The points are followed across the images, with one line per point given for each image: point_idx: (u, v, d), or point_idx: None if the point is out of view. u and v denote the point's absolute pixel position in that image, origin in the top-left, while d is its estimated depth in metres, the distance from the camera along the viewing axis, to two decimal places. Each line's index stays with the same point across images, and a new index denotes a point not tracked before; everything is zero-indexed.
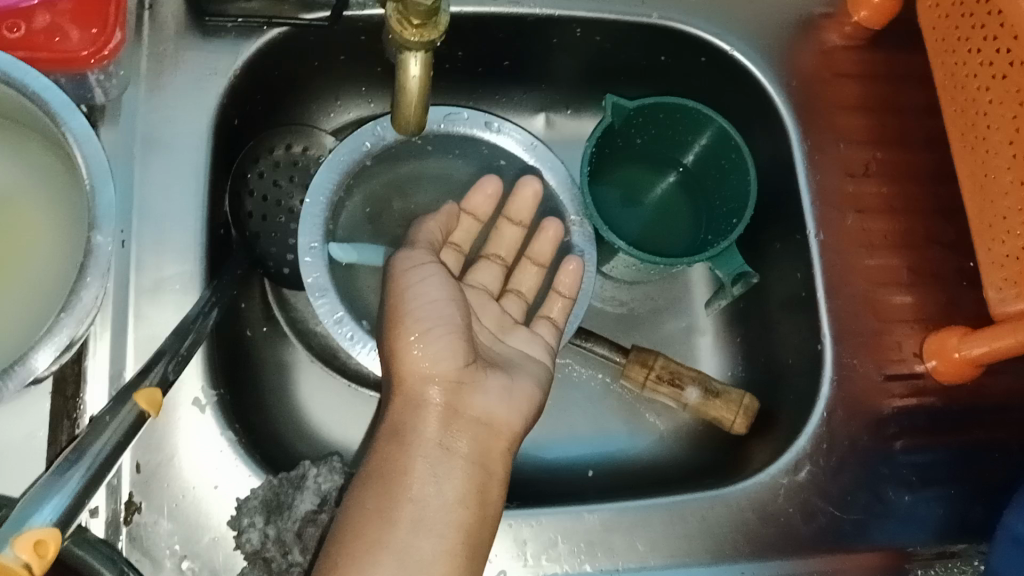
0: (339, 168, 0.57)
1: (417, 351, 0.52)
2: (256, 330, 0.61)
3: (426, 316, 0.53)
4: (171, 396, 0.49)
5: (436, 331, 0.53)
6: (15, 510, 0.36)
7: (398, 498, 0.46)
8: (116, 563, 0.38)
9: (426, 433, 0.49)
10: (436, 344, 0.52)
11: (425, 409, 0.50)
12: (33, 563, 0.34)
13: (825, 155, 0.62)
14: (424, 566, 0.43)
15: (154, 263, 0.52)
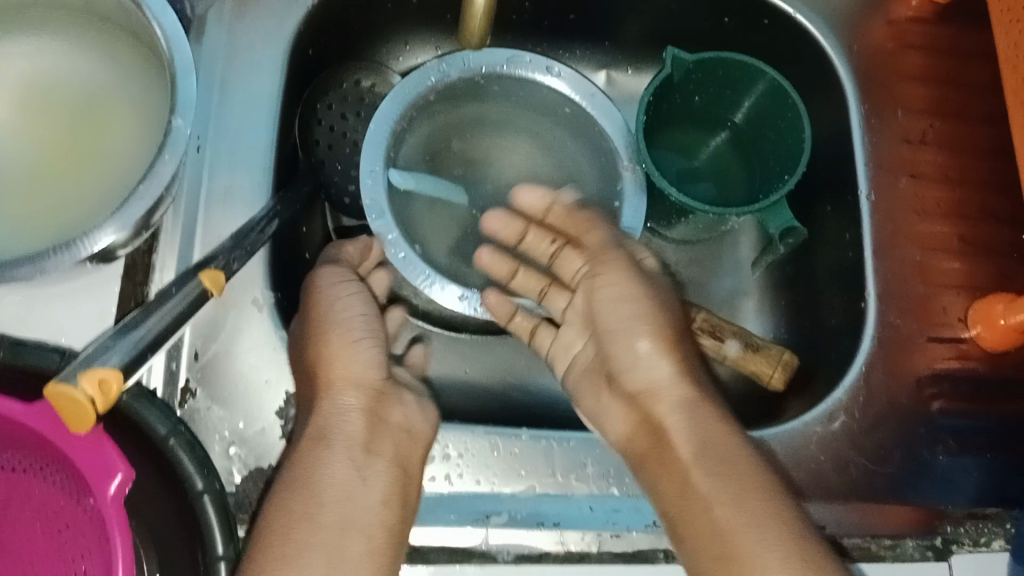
0: (404, 100, 0.60)
1: (329, 360, 0.51)
2: (316, 254, 0.65)
3: (348, 329, 0.52)
4: (232, 291, 0.53)
5: (357, 344, 0.52)
6: (85, 355, 0.39)
7: (320, 501, 0.46)
8: (171, 421, 0.41)
9: (348, 437, 0.50)
10: (348, 356, 0.52)
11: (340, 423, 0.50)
12: (97, 398, 0.36)
13: (882, 120, 0.63)
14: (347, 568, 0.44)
15: (225, 172, 0.55)
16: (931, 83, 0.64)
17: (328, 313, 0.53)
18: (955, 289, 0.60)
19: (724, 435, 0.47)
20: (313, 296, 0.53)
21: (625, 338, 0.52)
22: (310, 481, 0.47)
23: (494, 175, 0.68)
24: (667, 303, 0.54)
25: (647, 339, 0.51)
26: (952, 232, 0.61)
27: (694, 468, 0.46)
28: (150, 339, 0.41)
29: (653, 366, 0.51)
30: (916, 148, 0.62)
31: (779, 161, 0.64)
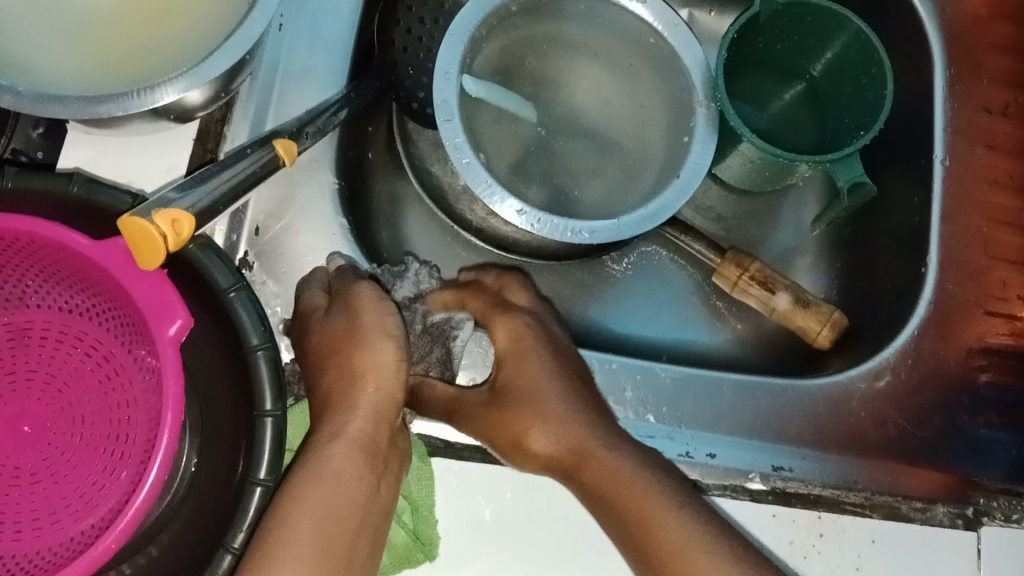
0: (485, 7, 0.59)
1: (357, 377, 0.46)
2: (376, 154, 0.65)
3: (398, 344, 0.47)
4: (298, 172, 0.52)
5: (401, 365, 0.46)
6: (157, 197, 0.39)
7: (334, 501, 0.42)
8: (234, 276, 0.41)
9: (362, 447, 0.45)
10: (387, 375, 0.46)
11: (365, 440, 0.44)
12: (169, 235, 0.37)
13: (966, 87, 0.61)
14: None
15: (302, 53, 0.55)
16: (1018, 57, 0.62)
17: (368, 334, 0.46)
18: (1018, 265, 0.59)
19: (613, 475, 0.45)
20: (350, 300, 0.47)
21: (500, 436, 0.48)
22: (319, 500, 0.41)
23: (561, 99, 0.68)
24: (526, 370, 0.49)
25: (523, 421, 0.47)
26: (1022, 207, 0.59)
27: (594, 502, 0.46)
28: (223, 192, 0.41)
29: (541, 441, 0.47)
30: (996, 119, 0.61)
31: (855, 120, 0.63)
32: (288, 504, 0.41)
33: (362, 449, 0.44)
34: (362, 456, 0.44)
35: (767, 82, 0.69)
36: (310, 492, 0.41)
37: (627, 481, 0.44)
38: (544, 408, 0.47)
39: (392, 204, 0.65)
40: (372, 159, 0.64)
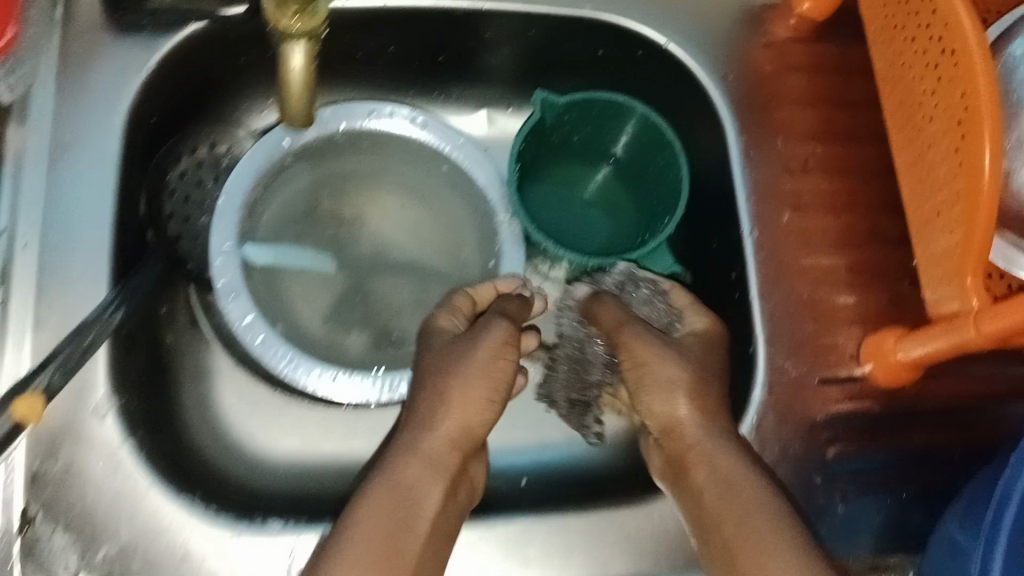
0: (259, 165, 0.56)
1: (440, 419, 0.50)
2: (178, 336, 0.61)
3: (489, 384, 0.52)
4: (70, 405, 0.50)
5: (489, 404, 0.51)
6: None
7: (388, 548, 0.44)
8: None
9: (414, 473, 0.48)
10: (477, 400, 0.51)
11: (422, 485, 0.48)
12: None
13: (762, 151, 0.60)
14: None
15: (59, 263, 0.51)
16: (815, 107, 0.61)
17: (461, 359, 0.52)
18: (850, 324, 0.58)
19: (720, 483, 0.48)
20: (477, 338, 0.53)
21: (653, 391, 0.54)
22: (390, 511, 0.46)
23: (368, 233, 0.64)
24: (649, 356, 0.55)
25: (659, 397, 0.54)
26: (841, 263, 0.58)
27: (705, 498, 0.48)
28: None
29: (677, 408, 0.53)
30: (799, 178, 0.60)
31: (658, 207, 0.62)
32: (358, 516, 0.45)
33: (408, 503, 0.46)
34: (413, 486, 0.47)
35: (574, 172, 0.68)
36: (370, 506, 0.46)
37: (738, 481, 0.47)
38: (663, 379, 0.53)
39: (208, 381, 0.61)
40: (174, 342, 0.60)
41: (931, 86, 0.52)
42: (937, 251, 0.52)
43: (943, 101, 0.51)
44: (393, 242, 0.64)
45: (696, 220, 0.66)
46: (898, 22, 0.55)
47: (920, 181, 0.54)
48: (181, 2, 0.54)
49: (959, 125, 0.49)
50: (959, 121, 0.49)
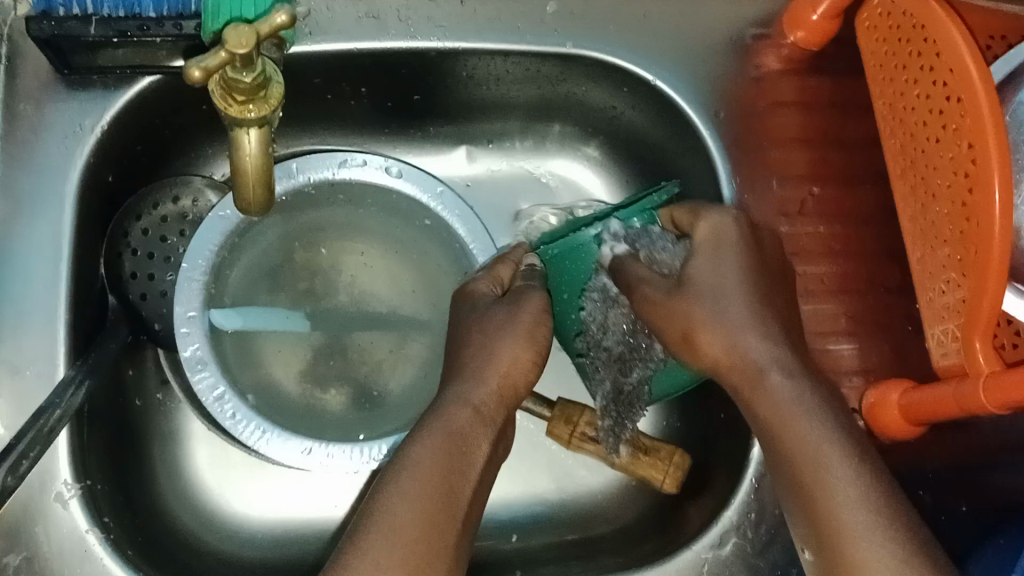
0: (221, 228, 0.53)
1: (484, 381, 0.46)
2: (148, 399, 0.57)
3: (525, 344, 0.48)
4: (30, 493, 0.47)
5: (531, 366, 0.49)
6: None
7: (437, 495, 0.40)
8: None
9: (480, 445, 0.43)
10: (518, 368, 0.48)
11: (474, 432, 0.44)
12: None
13: (756, 195, 0.57)
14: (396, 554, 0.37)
15: (14, 343, 0.48)
16: (809, 146, 0.59)
17: (500, 329, 0.49)
18: (848, 376, 0.56)
19: (776, 408, 0.43)
20: (517, 313, 0.49)
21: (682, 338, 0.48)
22: (443, 454, 0.41)
23: (345, 283, 0.60)
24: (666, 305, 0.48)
25: (698, 336, 0.47)
26: (840, 310, 0.56)
27: (789, 426, 0.42)
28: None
29: (712, 342, 0.46)
30: (795, 222, 0.57)
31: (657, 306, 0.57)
32: (412, 457, 0.41)
33: (450, 463, 0.41)
34: (466, 435, 0.43)
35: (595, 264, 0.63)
36: (424, 449, 0.41)
37: (792, 418, 0.42)
38: (702, 328, 0.46)
39: (180, 445, 0.57)
40: (144, 406, 0.57)
41: (935, 133, 0.49)
42: (941, 307, 0.50)
43: (947, 151, 0.48)
44: (374, 292, 0.60)
45: None
46: (898, 64, 0.52)
47: (923, 234, 0.52)
48: (135, 55, 0.51)
49: (966, 179, 0.46)
50: (966, 174, 0.46)
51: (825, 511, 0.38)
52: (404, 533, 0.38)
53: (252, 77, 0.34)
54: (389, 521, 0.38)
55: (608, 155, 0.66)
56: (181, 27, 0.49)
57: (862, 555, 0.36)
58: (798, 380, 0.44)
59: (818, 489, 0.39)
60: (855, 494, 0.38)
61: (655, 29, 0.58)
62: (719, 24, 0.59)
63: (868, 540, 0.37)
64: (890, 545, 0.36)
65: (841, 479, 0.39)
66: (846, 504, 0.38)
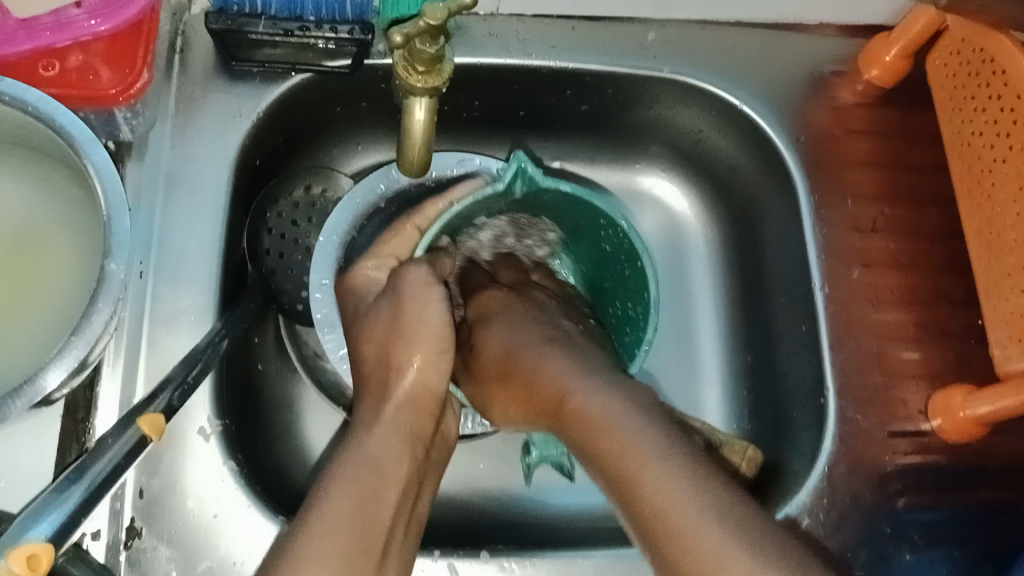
0: (354, 210, 0.60)
1: (380, 427, 0.46)
2: (268, 363, 0.62)
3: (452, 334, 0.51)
4: (178, 423, 0.52)
5: (441, 359, 0.51)
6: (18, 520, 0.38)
7: (372, 493, 0.42)
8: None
9: (392, 465, 0.44)
10: (397, 448, 0.45)
11: (385, 473, 0.43)
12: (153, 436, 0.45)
13: (833, 210, 0.63)
14: (304, 552, 0.37)
15: (170, 294, 0.54)
16: (879, 170, 0.64)
17: (416, 313, 0.52)
18: (915, 379, 0.60)
19: (601, 422, 0.43)
20: (399, 290, 0.53)
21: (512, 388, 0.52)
22: (372, 464, 0.43)
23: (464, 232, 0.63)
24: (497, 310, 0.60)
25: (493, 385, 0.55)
26: (908, 320, 0.61)
27: (693, 534, 0.36)
28: (100, 481, 0.42)
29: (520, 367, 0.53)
30: (868, 237, 0.62)
31: (625, 294, 0.64)
32: (332, 475, 0.42)
33: (379, 471, 0.43)
34: (382, 461, 0.44)
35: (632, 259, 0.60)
36: (341, 483, 0.42)
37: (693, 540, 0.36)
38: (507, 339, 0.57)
39: (291, 410, 0.63)
40: (264, 370, 0.62)
41: (1002, 154, 0.55)
42: (1004, 313, 0.54)
43: (1013, 170, 0.54)
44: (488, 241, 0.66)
45: (753, 275, 0.69)
46: (967, 94, 0.58)
47: (988, 245, 0.56)
48: (291, 54, 0.57)
49: None
50: None
51: (624, 446, 0.41)
52: (336, 522, 0.39)
53: (435, 50, 0.42)
54: (316, 523, 0.39)
55: (686, 176, 0.72)
56: (336, 31, 0.56)
57: (656, 486, 0.38)
58: (654, 419, 0.42)
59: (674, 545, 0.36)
60: (641, 422, 0.42)
61: (742, 60, 0.65)
62: (798, 62, 0.66)
63: (649, 439, 0.41)
64: (685, 471, 0.38)
65: (612, 400, 0.44)
66: (695, 522, 0.36)
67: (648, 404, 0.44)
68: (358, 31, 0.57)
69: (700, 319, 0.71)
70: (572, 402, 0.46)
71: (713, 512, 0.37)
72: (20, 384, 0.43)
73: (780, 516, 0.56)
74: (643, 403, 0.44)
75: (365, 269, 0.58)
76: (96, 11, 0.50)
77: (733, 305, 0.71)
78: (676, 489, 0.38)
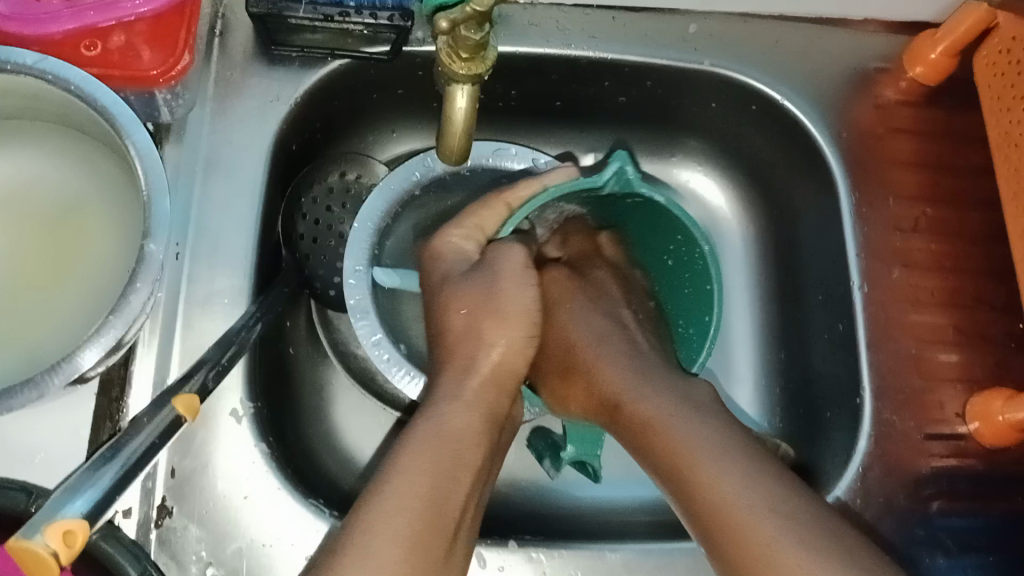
0: (389, 196, 0.60)
1: (461, 401, 0.48)
2: (300, 348, 0.62)
3: None
4: (211, 403, 0.52)
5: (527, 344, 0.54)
6: (50, 501, 0.38)
7: (450, 467, 0.43)
8: (139, 563, 0.42)
9: (468, 443, 0.45)
10: (472, 428, 0.47)
11: (460, 454, 0.44)
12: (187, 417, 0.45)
13: (873, 209, 0.62)
14: (371, 527, 0.39)
15: (206, 276, 0.54)
16: (922, 169, 0.63)
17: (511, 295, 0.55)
18: (953, 382, 0.59)
19: (652, 415, 0.47)
20: (497, 269, 0.55)
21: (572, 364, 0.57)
22: (448, 440, 0.45)
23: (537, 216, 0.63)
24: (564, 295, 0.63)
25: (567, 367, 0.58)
26: (948, 322, 0.60)
27: (745, 518, 0.39)
28: (135, 458, 0.42)
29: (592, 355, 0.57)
30: (908, 237, 0.61)
31: (679, 306, 0.64)
32: (411, 447, 0.44)
33: (455, 443, 0.45)
34: (460, 437, 0.46)
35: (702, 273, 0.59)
36: (414, 463, 0.43)
37: (727, 507, 0.40)
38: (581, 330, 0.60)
39: (321, 395, 0.63)
40: (295, 354, 0.62)
41: None
42: None
43: None
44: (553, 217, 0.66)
45: (789, 273, 0.68)
46: (1016, 93, 0.57)
47: None
48: (331, 40, 0.57)
49: None
50: None
51: (683, 445, 0.44)
52: (407, 495, 0.41)
53: (480, 37, 0.42)
54: (386, 496, 0.41)
55: (724, 171, 0.71)
56: (376, 17, 0.56)
57: (708, 472, 0.41)
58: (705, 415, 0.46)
59: (719, 526, 0.40)
60: (699, 421, 0.46)
61: (784, 55, 0.64)
62: (841, 57, 0.65)
63: (699, 431, 0.45)
64: (727, 456, 0.42)
65: (675, 407, 0.47)
66: (734, 498, 0.40)
67: (706, 408, 0.48)
68: (398, 19, 0.56)
69: (733, 316, 0.70)
70: (630, 404, 0.50)
71: (756, 497, 0.40)
72: (57, 362, 0.43)
73: (830, 498, 0.56)
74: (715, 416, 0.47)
75: (451, 236, 0.58)
76: None
77: (768, 303, 0.70)
78: (728, 478, 0.41)
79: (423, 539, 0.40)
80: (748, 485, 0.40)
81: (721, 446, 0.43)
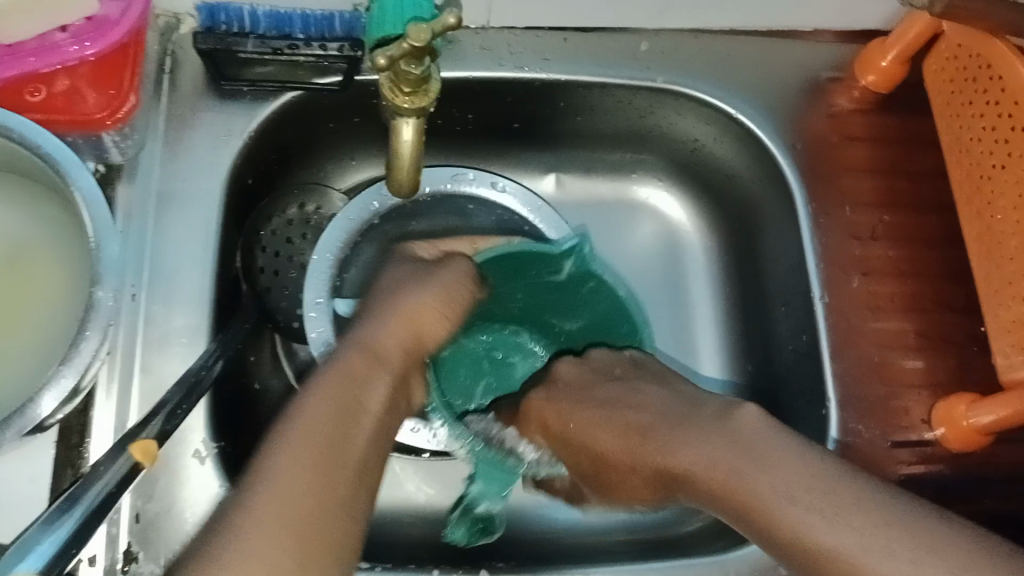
0: (347, 227, 0.60)
1: (348, 364, 0.47)
2: (264, 383, 0.62)
3: None
4: (173, 446, 0.52)
5: (441, 317, 0.55)
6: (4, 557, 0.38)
7: (342, 431, 0.42)
8: None
9: (362, 409, 0.45)
10: (359, 390, 0.46)
11: (362, 405, 0.45)
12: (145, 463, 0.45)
13: (831, 218, 0.62)
14: (270, 503, 0.37)
15: (162, 316, 0.54)
16: (878, 176, 0.64)
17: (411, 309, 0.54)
18: (917, 388, 0.59)
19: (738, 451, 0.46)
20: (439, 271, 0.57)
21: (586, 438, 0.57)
22: (335, 401, 0.44)
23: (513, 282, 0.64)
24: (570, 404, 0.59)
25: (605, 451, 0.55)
26: (909, 328, 0.60)
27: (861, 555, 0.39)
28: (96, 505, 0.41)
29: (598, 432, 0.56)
30: (866, 244, 0.62)
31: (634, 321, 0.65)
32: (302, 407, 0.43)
33: (345, 405, 0.44)
34: (350, 397, 0.45)
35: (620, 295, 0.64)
36: (308, 413, 0.42)
37: (823, 546, 0.40)
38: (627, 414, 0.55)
39: None
40: (261, 390, 0.61)
41: (1001, 159, 0.54)
42: (1005, 321, 0.53)
43: (1012, 177, 0.53)
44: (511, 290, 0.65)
45: (752, 284, 0.68)
46: (965, 100, 0.57)
47: (989, 252, 0.55)
48: (282, 72, 0.57)
49: None
50: None
51: (759, 481, 0.44)
52: (298, 467, 0.39)
53: (421, 70, 0.42)
54: (280, 456, 0.40)
55: (684, 185, 0.71)
56: (325, 48, 0.56)
57: (790, 507, 0.42)
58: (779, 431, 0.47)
59: (822, 564, 0.40)
60: (780, 438, 0.46)
61: (736, 68, 0.64)
62: (793, 68, 0.65)
63: (789, 449, 0.45)
64: (817, 480, 0.43)
65: (766, 434, 0.47)
66: (828, 534, 0.40)
67: (788, 428, 0.47)
68: (348, 48, 0.56)
69: (699, 328, 0.71)
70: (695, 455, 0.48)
71: (863, 521, 0.40)
72: (11, 414, 0.43)
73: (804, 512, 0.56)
74: (784, 432, 0.47)
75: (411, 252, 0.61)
76: (82, 35, 0.50)
77: (733, 315, 0.70)
78: (857, 543, 0.39)
79: (314, 507, 0.38)
80: (894, 540, 0.39)
81: (805, 464, 0.44)
